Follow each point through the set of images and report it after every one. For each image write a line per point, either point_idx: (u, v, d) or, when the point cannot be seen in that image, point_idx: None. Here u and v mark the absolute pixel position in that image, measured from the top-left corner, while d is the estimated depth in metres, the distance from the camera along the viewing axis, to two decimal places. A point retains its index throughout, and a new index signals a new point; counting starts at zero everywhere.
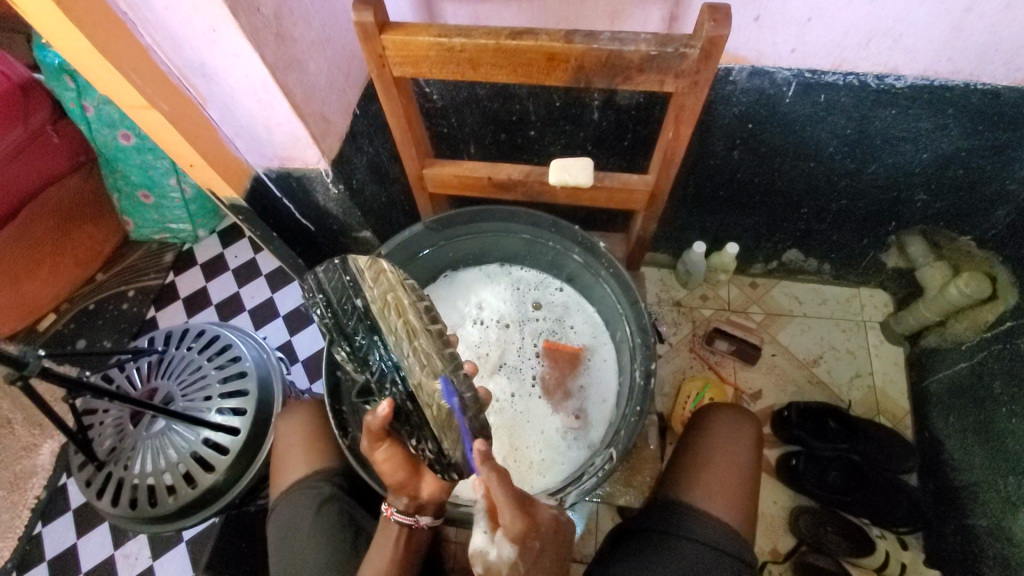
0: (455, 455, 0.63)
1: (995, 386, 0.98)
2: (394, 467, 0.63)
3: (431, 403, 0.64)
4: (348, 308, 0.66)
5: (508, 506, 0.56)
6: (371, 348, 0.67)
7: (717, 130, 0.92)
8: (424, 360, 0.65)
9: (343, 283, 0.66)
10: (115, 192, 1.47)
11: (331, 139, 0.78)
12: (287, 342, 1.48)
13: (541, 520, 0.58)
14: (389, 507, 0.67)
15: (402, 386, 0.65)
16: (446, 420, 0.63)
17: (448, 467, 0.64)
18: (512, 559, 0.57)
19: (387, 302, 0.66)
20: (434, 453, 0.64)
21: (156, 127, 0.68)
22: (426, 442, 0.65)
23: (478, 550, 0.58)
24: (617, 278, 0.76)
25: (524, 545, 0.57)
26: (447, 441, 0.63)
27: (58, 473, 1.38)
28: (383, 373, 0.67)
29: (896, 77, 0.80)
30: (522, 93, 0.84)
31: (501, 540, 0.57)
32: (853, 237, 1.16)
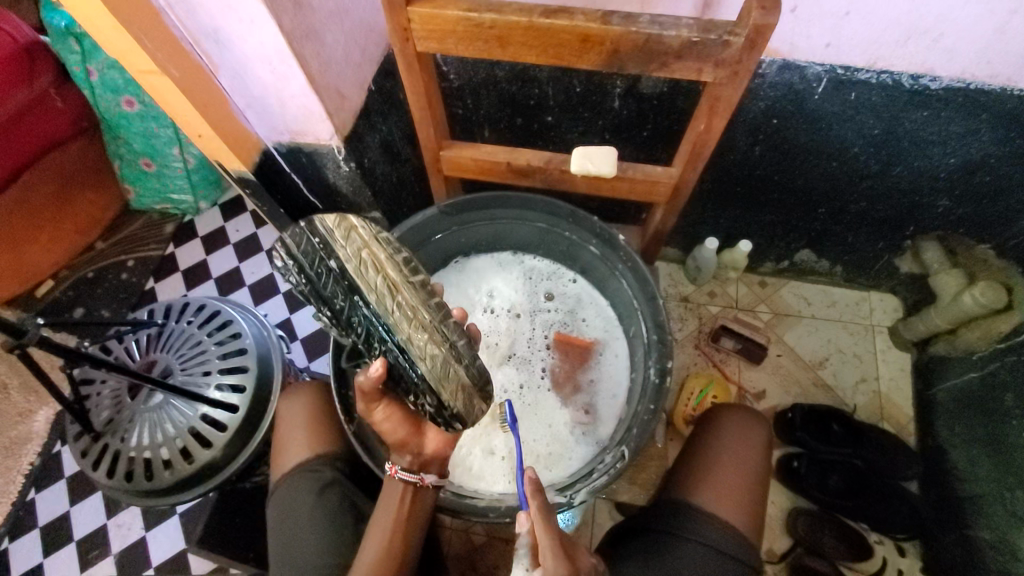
0: (457, 406, 0.60)
1: (1006, 398, 0.97)
2: (395, 423, 0.63)
3: (424, 355, 0.59)
4: (323, 270, 0.58)
5: (554, 546, 0.54)
6: (353, 312, 0.59)
7: (741, 124, 0.89)
8: (411, 314, 0.60)
9: (315, 246, 0.58)
10: (117, 159, 1.43)
11: (345, 114, 0.75)
12: (287, 319, 1.46)
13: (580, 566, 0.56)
14: (393, 466, 0.66)
15: (390, 343, 0.59)
16: (443, 372, 0.59)
17: (448, 420, 0.61)
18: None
19: (364, 260, 0.59)
20: (434, 407, 0.60)
21: (165, 94, 0.66)
22: (423, 399, 0.60)
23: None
24: (635, 272, 0.75)
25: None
26: (446, 391, 0.60)
27: (53, 441, 1.37)
28: (370, 336, 0.60)
29: (932, 78, 0.77)
30: (542, 76, 0.81)
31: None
32: (869, 240, 1.14)
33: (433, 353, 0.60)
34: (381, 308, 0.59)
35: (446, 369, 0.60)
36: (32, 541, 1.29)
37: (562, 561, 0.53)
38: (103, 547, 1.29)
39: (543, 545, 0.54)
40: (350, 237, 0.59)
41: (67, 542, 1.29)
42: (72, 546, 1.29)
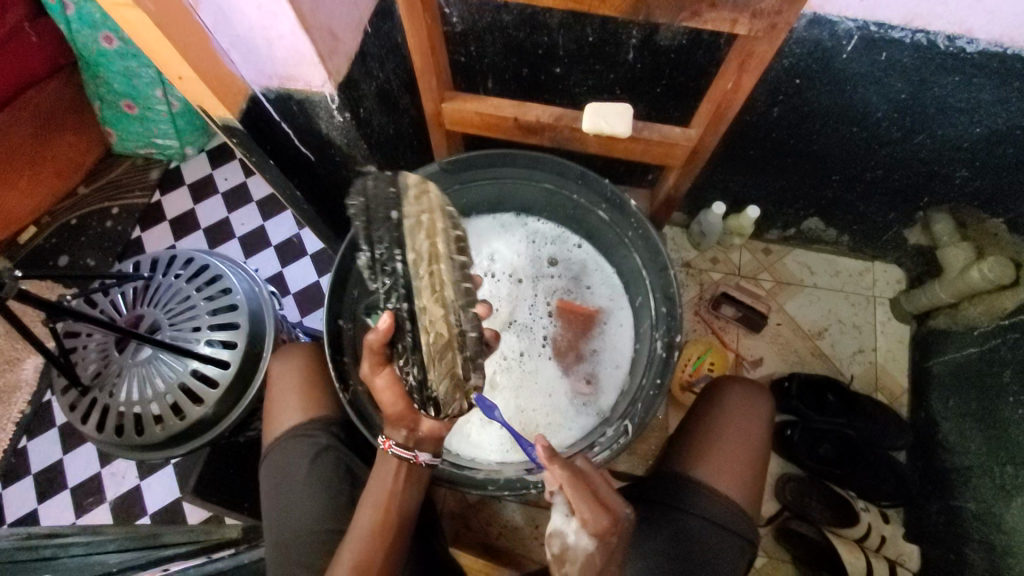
0: (440, 388, 0.61)
1: (1004, 375, 0.97)
2: (391, 395, 0.62)
3: (431, 329, 0.60)
4: (379, 214, 0.60)
5: (588, 498, 0.57)
6: (389, 260, 0.61)
7: (761, 83, 0.84)
8: (435, 290, 0.59)
9: (387, 192, 0.61)
10: (97, 100, 1.35)
11: (339, 59, 0.69)
12: (278, 273, 1.42)
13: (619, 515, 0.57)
14: (387, 440, 0.65)
15: (406, 303, 0.61)
16: (441, 351, 0.60)
17: (428, 399, 0.62)
18: (588, 549, 0.55)
19: (421, 222, 0.59)
20: (417, 379, 0.61)
21: (140, 30, 0.59)
22: (414, 367, 0.62)
23: (555, 531, 0.57)
24: (646, 240, 0.72)
25: (603, 538, 0.56)
26: (437, 369, 0.60)
27: (42, 390, 1.35)
28: (392, 288, 0.62)
29: (969, 40, 0.72)
30: (553, 23, 0.75)
31: (578, 528, 0.56)
32: (880, 209, 1.11)
33: (440, 331, 0.59)
34: (416, 271, 0.59)
35: (444, 350, 0.60)
36: (25, 487, 1.29)
37: (598, 514, 0.56)
38: (98, 495, 1.29)
39: (575, 497, 0.57)
40: (424, 201, 0.60)
41: (62, 488, 1.29)
42: (66, 493, 1.29)
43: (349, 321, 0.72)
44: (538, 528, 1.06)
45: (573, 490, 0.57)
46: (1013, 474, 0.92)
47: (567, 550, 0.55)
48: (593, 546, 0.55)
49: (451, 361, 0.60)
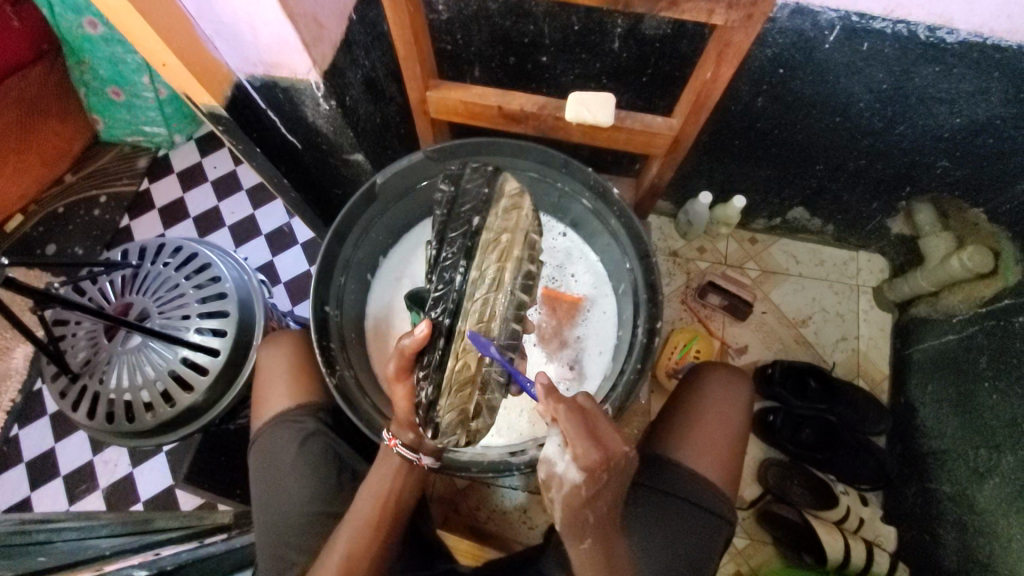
0: (446, 417, 0.62)
1: (981, 362, 0.99)
2: (404, 403, 0.64)
3: (463, 358, 0.63)
4: (462, 216, 0.67)
5: (582, 436, 0.57)
6: (451, 267, 0.66)
7: (746, 72, 0.85)
8: (480, 318, 0.64)
9: (481, 195, 0.67)
10: (82, 87, 1.34)
11: (324, 47, 0.69)
12: (269, 262, 1.43)
13: (612, 454, 0.57)
14: (393, 438, 0.67)
15: (449, 319, 0.64)
16: (463, 382, 0.63)
17: (429, 421, 0.63)
18: (576, 482, 0.57)
19: (497, 241, 0.65)
20: (428, 399, 0.62)
21: (122, 16, 0.59)
22: (429, 386, 0.62)
23: (547, 458, 0.60)
24: (629, 228, 0.73)
25: (592, 475, 0.57)
26: (451, 398, 0.63)
27: (33, 379, 1.35)
28: (440, 296, 0.65)
29: (949, 31, 0.73)
30: (538, 12, 0.76)
31: (569, 461, 0.58)
32: (864, 199, 1.12)
33: (469, 363, 0.63)
34: (472, 288, 0.64)
35: (465, 385, 0.63)
36: (18, 475, 1.30)
37: (589, 451, 0.56)
38: (91, 482, 1.30)
39: (567, 433, 0.57)
40: (512, 221, 0.65)
41: (55, 476, 1.30)
42: (59, 481, 1.30)
43: (335, 307, 0.73)
44: (527, 512, 1.08)
45: (567, 424, 0.57)
46: (987, 457, 0.94)
47: (554, 478, 0.58)
48: (580, 481, 0.57)
49: (468, 399, 0.64)
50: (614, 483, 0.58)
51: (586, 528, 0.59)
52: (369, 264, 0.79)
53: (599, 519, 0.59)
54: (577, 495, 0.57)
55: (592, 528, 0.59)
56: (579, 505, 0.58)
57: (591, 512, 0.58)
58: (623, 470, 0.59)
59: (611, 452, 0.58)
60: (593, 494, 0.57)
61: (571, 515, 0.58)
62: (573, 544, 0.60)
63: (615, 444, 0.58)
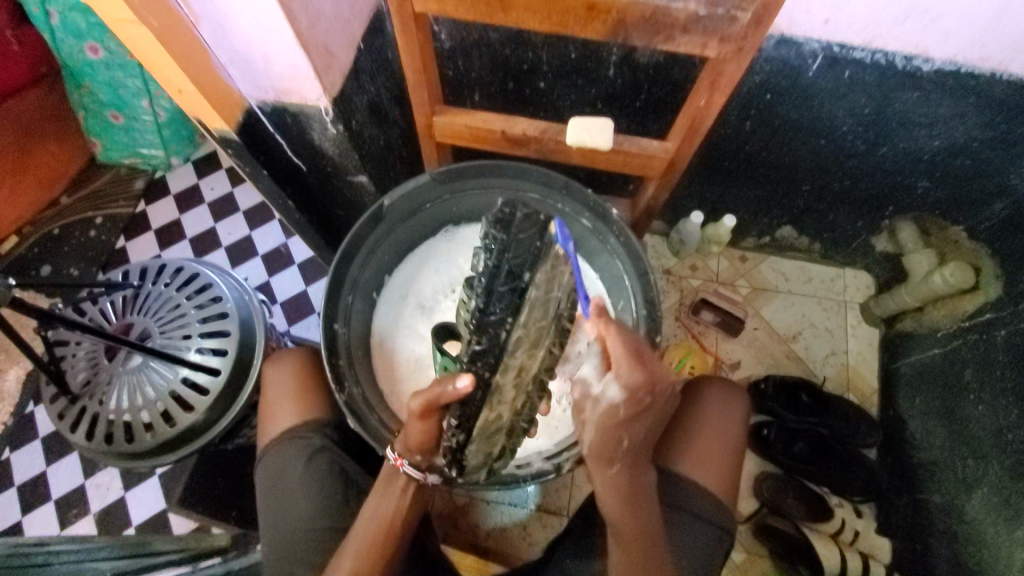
0: (473, 461, 0.66)
1: (966, 374, 1.02)
2: (421, 433, 0.64)
3: (495, 410, 0.65)
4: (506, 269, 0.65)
5: (627, 358, 0.58)
6: (500, 324, 0.64)
7: (735, 99, 0.89)
8: (517, 374, 0.64)
9: (532, 248, 0.65)
10: (81, 110, 1.36)
11: (333, 74, 0.72)
12: (266, 282, 1.44)
13: (657, 380, 0.58)
14: (399, 459, 0.67)
15: (488, 372, 0.63)
16: (493, 431, 0.65)
17: (456, 460, 0.65)
18: (615, 401, 0.58)
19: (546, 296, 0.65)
20: (456, 446, 0.64)
21: (140, 45, 0.62)
22: (460, 435, 0.64)
23: (584, 379, 0.62)
24: (627, 246, 0.76)
25: (635, 395, 0.58)
26: (477, 442, 0.65)
27: (25, 401, 1.34)
28: (481, 350, 0.64)
29: (924, 60, 0.78)
30: (537, 41, 0.79)
31: (610, 380, 0.58)
32: (848, 218, 1.17)
33: (501, 412, 0.65)
34: (513, 346, 0.64)
35: (496, 431, 0.66)
36: (8, 499, 1.28)
37: (633, 370, 0.58)
38: (82, 506, 1.28)
39: (615, 356, 0.58)
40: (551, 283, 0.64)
41: (46, 499, 1.28)
42: (50, 504, 1.28)
43: (344, 324, 0.75)
44: (526, 529, 1.09)
45: (614, 346, 0.58)
46: (974, 467, 0.97)
47: (590, 398, 0.60)
48: (620, 401, 0.58)
49: (495, 443, 0.67)
50: (654, 406, 0.59)
51: (618, 451, 0.61)
52: (376, 281, 0.81)
53: (633, 442, 0.61)
54: (616, 414, 0.58)
55: (624, 453, 0.61)
56: (616, 423, 0.59)
57: (627, 434, 0.60)
58: (663, 394, 0.60)
59: (655, 376, 0.58)
60: (631, 415, 0.59)
61: (605, 436, 0.60)
62: (602, 468, 0.62)
63: (658, 367, 0.59)
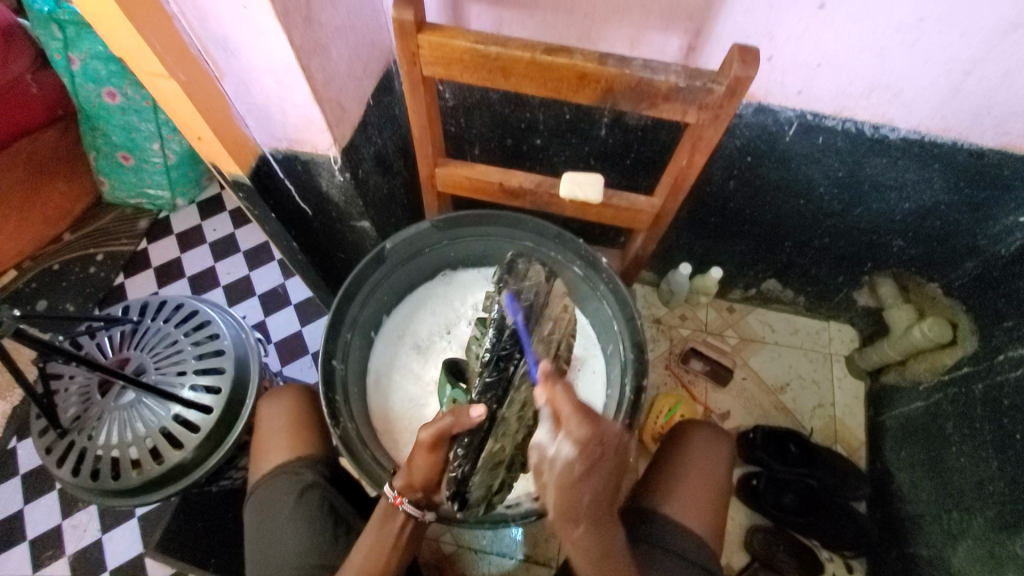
0: (475, 493, 0.69)
1: (948, 428, 1.04)
2: (425, 465, 0.66)
3: (500, 441, 0.69)
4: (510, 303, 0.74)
5: (574, 413, 0.57)
6: (508, 359, 0.71)
7: (718, 159, 0.95)
8: (520, 410, 0.70)
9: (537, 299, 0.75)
10: (94, 151, 1.42)
11: (343, 126, 0.77)
12: (263, 322, 1.45)
13: (604, 433, 0.58)
14: (399, 497, 0.68)
15: (496, 404, 0.70)
16: (495, 462, 0.69)
17: (459, 494, 0.68)
18: (569, 459, 0.56)
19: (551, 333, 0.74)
20: (460, 477, 0.67)
21: (168, 96, 0.67)
22: (465, 464, 0.68)
23: (539, 444, 0.59)
24: (616, 293, 0.79)
25: (586, 449, 0.56)
26: (480, 474, 0.68)
27: (9, 436, 1.33)
28: (490, 382, 0.70)
29: (891, 129, 0.84)
30: (534, 103, 0.85)
31: (562, 440, 0.57)
32: (829, 273, 1.21)
33: (504, 445, 0.70)
34: (520, 382, 0.70)
35: (497, 464, 0.70)
36: None
37: (581, 426, 0.57)
38: (56, 548, 1.24)
39: (563, 414, 0.58)
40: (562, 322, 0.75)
41: (20, 540, 1.24)
42: (23, 546, 1.24)
43: (342, 361, 0.76)
44: None
45: (564, 404, 0.59)
46: (959, 519, 0.97)
47: (545, 461, 0.58)
48: (573, 457, 0.56)
49: (496, 476, 0.70)
50: (606, 463, 0.58)
51: (580, 511, 0.57)
52: (374, 321, 0.84)
53: (593, 500, 0.58)
54: (572, 475, 0.56)
55: (587, 513, 0.58)
56: (572, 484, 0.56)
57: (587, 488, 0.57)
58: (615, 443, 0.59)
59: (604, 429, 0.58)
60: (587, 469, 0.56)
61: (562, 497, 0.57)
62: (567, 528, 0.59)
63: (604, 418, 0.59)
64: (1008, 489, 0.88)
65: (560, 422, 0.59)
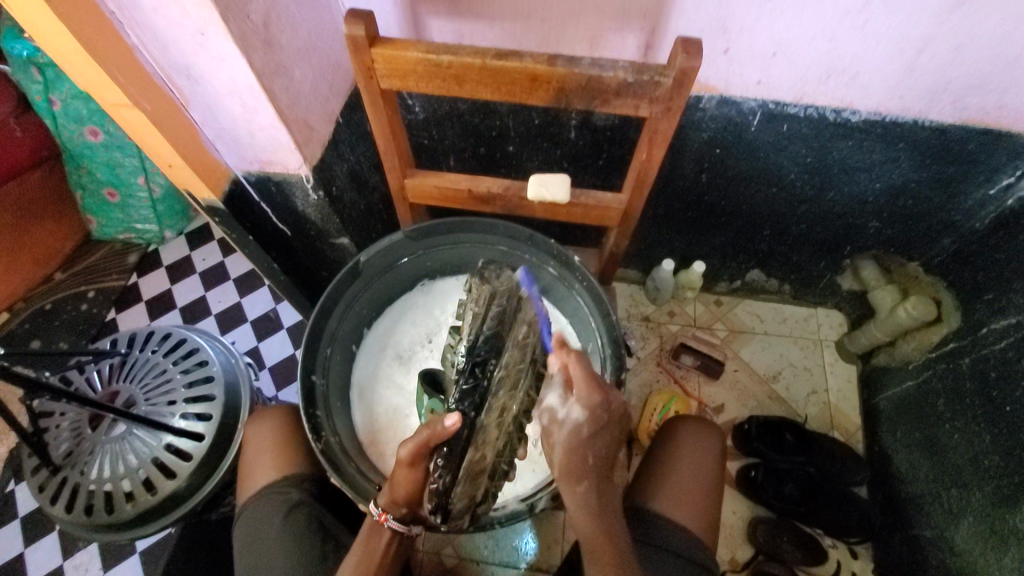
0: (457, 504, 0.66)
1: (939, 404, 1.05)
2: (408, 482, 0.65)
3: (480, 450, 0.68)
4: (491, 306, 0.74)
5: (586, 377, 0.62)
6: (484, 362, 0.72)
7: (688, 154, 0.96)
8: (499, 416, 0.70)
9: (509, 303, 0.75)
10: (79, 190, 1.43)
11: (313, 145, 0.79)
12: (255, 347, 1.46)
13: (614, 400, 0.64)
14: (384, 514, 0.68)
15: (473, 411, 0.70)
16: (478, 472, 0.67)
17: (440, 506, 0.66)
18: (578, 421, 0.61)
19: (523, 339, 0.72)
20: (440, 489, 0.65)
21: (135, 126, 0.68)
22: (444, 475, 0.66)
23: (550, 407, 0.64)
24: (591, 291, 0.80)
25: (596, 411, 0.61)
26: (460, 484, 0.66)
27: (7, 479, 1.32)
28: (467, 390, 0.70)
29: (852, 112, 0.86)
30: (502, 110, 0.86)
31: (571, 403, 0.62)
32: (812, 260, 1.22)
33: (486, 453, 0.68)
34: (499, 386, 0.71)
35: (479, 474, 0.67)
36: None
37: (592, 391, 0.62)
38: None
39: (576, 377, 0.63)
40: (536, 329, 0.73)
41: None
42: None
43: (322, 376, 0.77)
44: None
45: (577, 369, 0.63)
46: (958, 497, 0.97)
47: (555, 421, 0.62)
48: (582, 419, 0.61)
49: (479, 486, 0.68)
50: (611, 424, 0.63)
51: (586, 469, 0.61)
52: (354, 336, 0.84)
53: (600, 458, 0.62)
54: (583, 433, 0.61)
55: (592, 471, 0.61)
56: (582, 441, 0.61)
57: (593, 451, 0.61)
58: (619, 409, 0.65)
59: (611, 396, 0.63)
60: (594, 430, 0.62)
61: (571, 453, 0.61)
62: (568, 488, 0.61)
63: (612, 388, 0.64)
64: (1001, 461, 0.88)
65: (570, 387, 0.64)
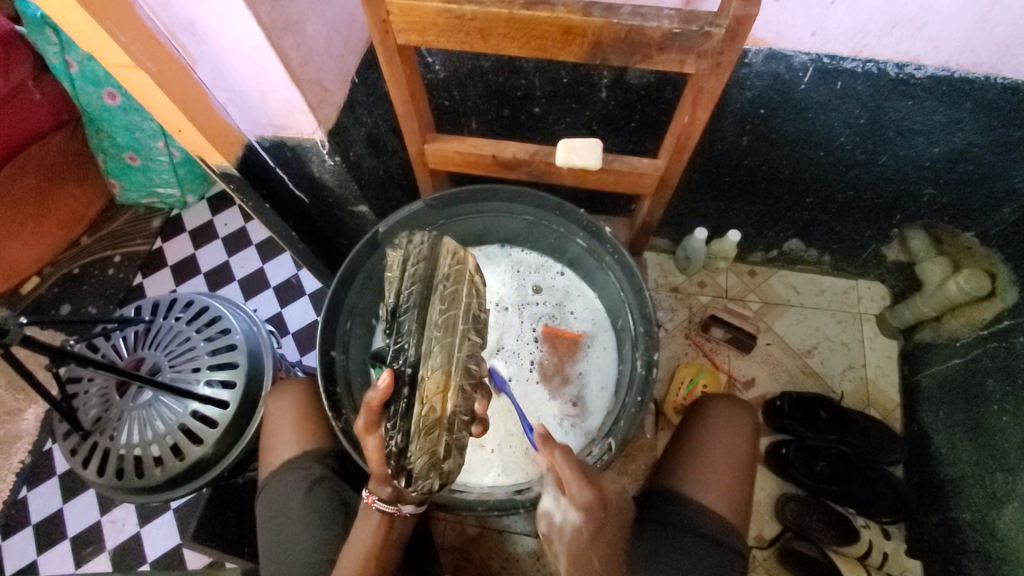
0: (418, 462, 0.62)
1: (988, 385, 0.99)
2: (376, 454, 0.64)
3: (427, 404, 0.62)
4: (411, 268, 0.66)
5: (574, 477, 0.62)
6: (409, 317, 0.65)
7: (729, 115, 0.89)
8: (447, 351, 0.64)
9: (428, 246, 0.67)
10: (100, 154, 1.41)
11: (328, 108, 0.74)
12: (277, 313, 1.45)
13: (606, 496, 0.64)
14: (371, 495, 0.69)
15: (410, 367, 0.63)
16: (431, 426, 0.62)
17: (402, 469, 0.62)
18: (576, 524, 0.62)
19: (456, 290, 0.66)
20: (397, 449, 0.62)
21: (141, 88, 0.65)
22: (397, 435, 0.62)
23: (546, 511, 0.65)
24: (622, 264, 0.76)
25: (590, 513, 0.62)
26: (416, 443, 0.62)
27: (43, 439, 1.35)
28: (399, 349, 0.65)
29: (916, 67, 0.77)
30: (529, 68, 0.80)
31: (565, 507, 0.63)
32: (856, 229, 1.15)
33: (434, 406, 0.62)
34: (427, 351, 0.64)
35: (432, 427, 0.63)
36: (25, 538, 1.28)
37: (580, 488, 0.62)
38: (97, 543, 1.27)
39: (568, 478, 0.62)
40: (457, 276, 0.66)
41: (61, 538, 1.28)
42: (65, 543, 1.27)
43: (341, 351, 0.76)
44: (539, 559, 1.05)
45: (564, 466, 0.62)
46: (1003, 482, 0.92)
47: (554, 529, 0.64)
48: (580, 522, 0.62)
49: (437, 440, 0.63)
50: (609, 524, 0.64)
51: (590, 574, 0.62)
52: (374, 308, 0.82)
53: (604, 561, 0.63)
54: (580, 538, 0.62)
55: (596, 574, 0.62)
56: (583, 548, 0.62)
57: (594, 554, 0.62)
58: (613, 509, 0.65)
59: (601, 490, 0.63)
60: (594, 533, 0.62)
61: (575, 567, 0.62)
62: None
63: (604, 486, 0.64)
64: None
65: (561, 486, 0.64)
